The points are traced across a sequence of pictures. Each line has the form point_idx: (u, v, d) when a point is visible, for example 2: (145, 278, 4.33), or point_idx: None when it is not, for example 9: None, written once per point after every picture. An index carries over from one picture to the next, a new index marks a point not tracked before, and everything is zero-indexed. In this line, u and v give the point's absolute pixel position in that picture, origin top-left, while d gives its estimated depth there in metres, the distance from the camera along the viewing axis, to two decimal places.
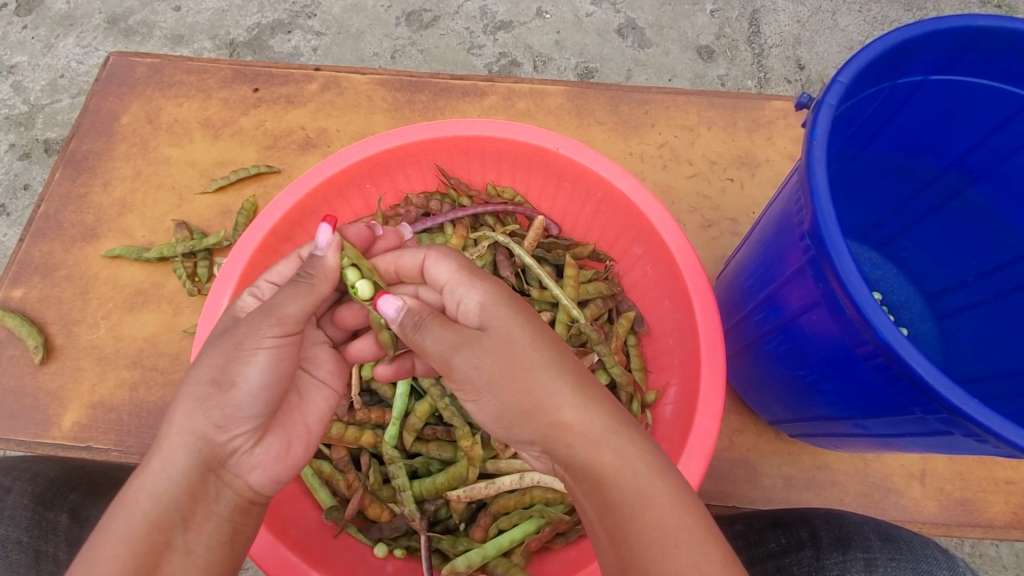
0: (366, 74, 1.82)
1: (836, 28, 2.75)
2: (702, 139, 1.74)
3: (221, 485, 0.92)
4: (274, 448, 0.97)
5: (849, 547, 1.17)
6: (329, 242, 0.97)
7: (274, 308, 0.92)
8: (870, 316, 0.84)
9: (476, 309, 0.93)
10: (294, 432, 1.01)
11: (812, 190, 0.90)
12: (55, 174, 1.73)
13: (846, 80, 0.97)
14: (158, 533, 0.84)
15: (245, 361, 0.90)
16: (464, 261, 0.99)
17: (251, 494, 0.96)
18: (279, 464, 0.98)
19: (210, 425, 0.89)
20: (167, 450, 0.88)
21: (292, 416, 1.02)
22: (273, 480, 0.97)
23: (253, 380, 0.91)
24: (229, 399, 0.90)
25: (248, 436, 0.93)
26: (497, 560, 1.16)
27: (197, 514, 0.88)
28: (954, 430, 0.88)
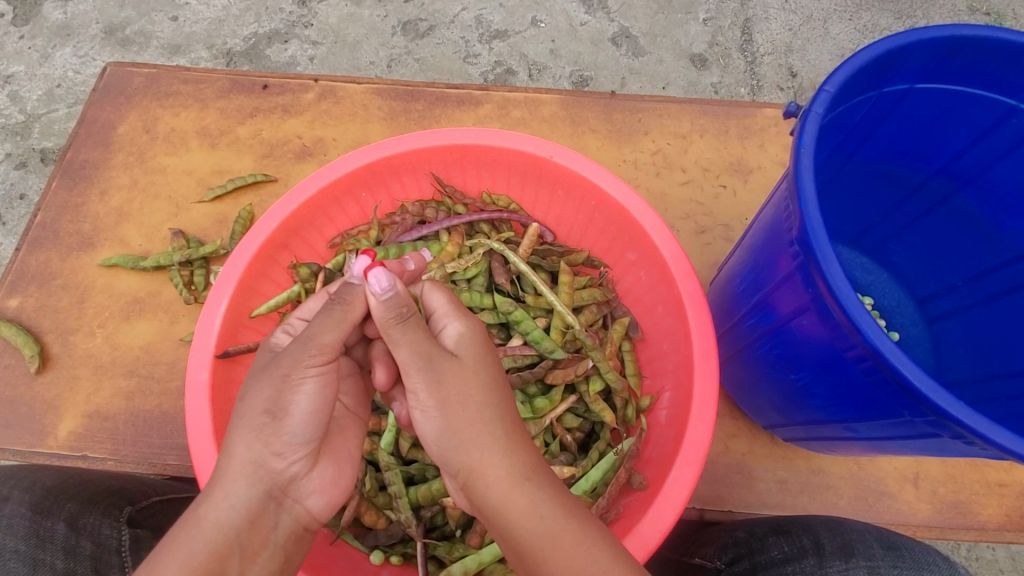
0: (362, 83, 1.84)
1: (827, 36, 2.78)
2: (695, 147, 1.76)
3: (280, 513, 0.92)
4: (327, 474, 0.99)
5: (851, 555, 1.18)
6: (363, 271, 1.01)
7: (313, 339, 0.92)
8: (858, 319, 0.86)
9: (455, 338, 0.97)
10: (341, 456, 1.03)
11: (800, 197, 0.91)
12: (53, 183, 1.74)
13: (832, 88, 0.98)
14: (216, 562, 0.83)
15: (297, 391, 0.91)
16: (458, 299, 1.03)
17: (307, 519, 0.96)
18: (333, 489, 0.99)
19: (267, 454, 0.90)
20: (228, 481, 0.88)
21: (337, 440, 1.04)
22: (327, 504, 0.99)
23: (305, 409, 0.92)
24: (288, 429, 0.91)
25: (302, 463, 0.94)
26: (493, 566, 1.16)
27: (256, 543, 0.88)
28: (942, 432, 0.89)
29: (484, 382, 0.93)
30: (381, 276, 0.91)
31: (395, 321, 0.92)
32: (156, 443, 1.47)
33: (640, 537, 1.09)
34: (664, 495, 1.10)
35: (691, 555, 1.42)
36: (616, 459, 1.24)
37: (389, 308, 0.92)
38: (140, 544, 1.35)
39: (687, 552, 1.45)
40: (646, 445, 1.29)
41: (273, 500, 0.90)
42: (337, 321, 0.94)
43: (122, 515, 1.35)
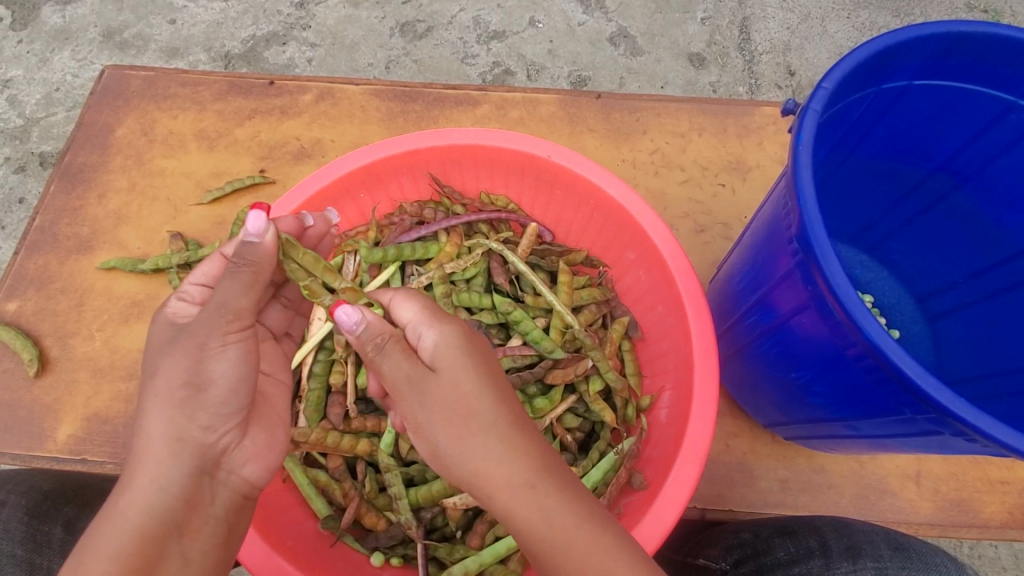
0: (359, 84, 1.84)
1: (825, 34, 2.78)
2: (694, 146, 1.76)
3: (215, 485, 0.92)
4: (259, 440, 1.00)
5: (859, 556, 1.17)
6: (262, 227, 0.95)
7: (226, 305, 0.92)
8: (858, 317, 0.85)
9: (432, 350, 0.92)
10: (271, 421, 1.04)
11: (799, 195, 0.91)
12: (51, 187, 1.74)
13: (830, 86, 0.98)
14: (151, 546, 0.83)
15: (217, 359, 0.92)
16: (428, 304, 0.97)
17: (250, 490, 0.97)
18: (268, 455, 1.00)
19: (192, 428, 0.90)
20: (153, 464, 0.87)
21: (265, 407, 1.04)
22: (266, 470, 1.00)
23: (228, 378, 0.93)
24: (210, 398, 0.91)
25: (230, 433, 0.94)
26: (494, 567, 1.15)
27: (193, 520, 0.88)
28: (944, 430, 0.89)
29: (476, 379, 0.91)
30: (346, 314, 0.91)
31: (373, 349, 0.92)
32: None
33: (642, 536, 1.08)
34: (664, 495, 1.10)
35: (695, 556, 1.43)
36: (616, 459, 1.23)
37: (365, 341, 0.92)
38: None
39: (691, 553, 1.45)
40: (645, 444, 1.29)
41: (207, 474, 0.91)
42: (246, 283, 0.94)
43: None
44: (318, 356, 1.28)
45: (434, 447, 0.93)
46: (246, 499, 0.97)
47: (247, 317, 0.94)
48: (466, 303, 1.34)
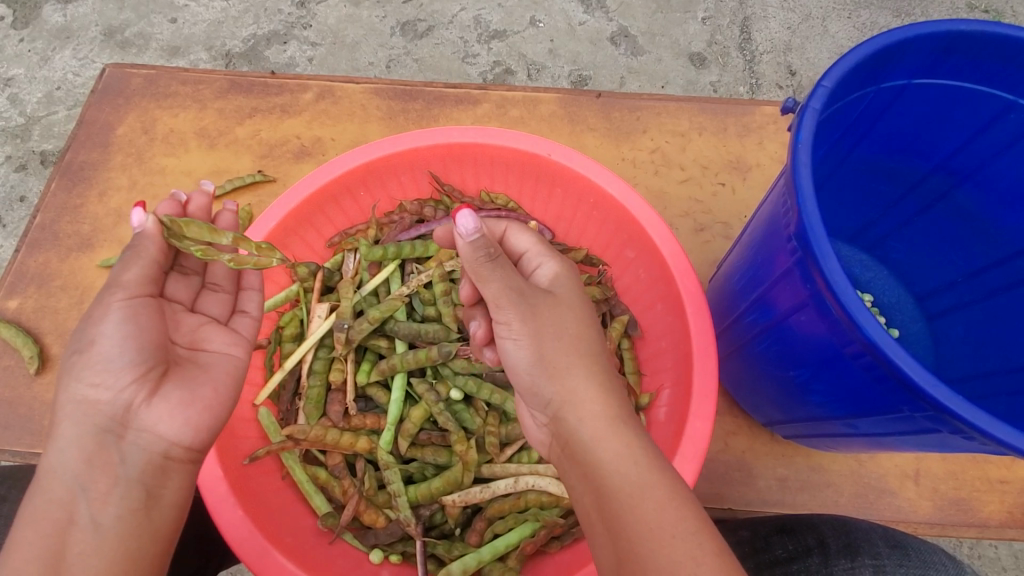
0: (360, 83, 1.84)
1: (826, 34, 2.78)
2: (694, 145, 1.76)
3: (124, 445, 0.93)
4: (176, 397, 0.97)
5: (857, 554, 1.18)
6: (142, 220, 1.02)
7: (114, 281, 0.99)
8: (856, 314, 0.85)
9: (550, 277, 1.05)
10: (197, 380, 1.01)
11: (798, 192, 0.91)
12: (52, 185, 1.74)
13: (830, 84, 0.98)
14: (61, 509, 0.88)
15: (110, 322, 0.95)
16: (541, 239, 1.11)
17: (166, 449, 0.95)
18: (184, 411, 0.97)
19: (83, 388, 0.92)
20: (67, 430, 0.92)
21: (194, 370, 1.02)
22: (183, 425, 0.97)
23: (124, 337, 0.94)
24: (106, 358, 0.93)
25: (140, 390, 0.94)
26: (493, 565, 1.15)
27: (100, 483, 0.90)
28: (942, 428, 0.89)
29: (583, 316, 1.00)
30: (469, 219, 0.93)
31: (486, 259, 0.95)
32: None
33: None
34: None
35: None
36: None
37: (478, 248, 0.94)
38: None
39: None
40: None
41: (112, 434, 0.92)
42: (126, 259, 1.01)
43: None
44: (319, 352, 1.30)
45: (521, 361, 0.98)
46: (165, 460, 0.96)
47: (135, 287, 0.99)
48: None
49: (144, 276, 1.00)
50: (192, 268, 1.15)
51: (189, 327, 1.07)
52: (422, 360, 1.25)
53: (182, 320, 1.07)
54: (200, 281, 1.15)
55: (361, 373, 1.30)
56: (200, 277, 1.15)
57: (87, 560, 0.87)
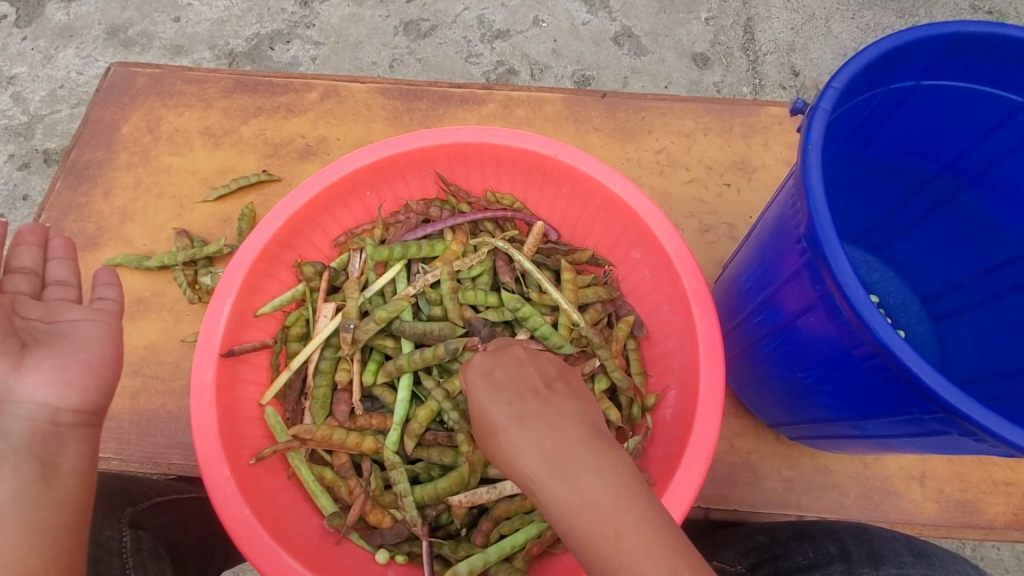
0: (365, 82, 1.84)
1: (830, 35, 2.78)
2: (699, 145, 1.76)
3: (4, 420, 0.93)
4: (43, 367, 0.96)
5: (880, 562, 1.30)
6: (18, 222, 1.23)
7: None
8: (867, 316, 0.85)
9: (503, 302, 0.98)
10: (69, 348, 1.01)
11: (808, 193, 0.91)
12: (57, 183, 1.74)
13: (840, 85, 0.98)
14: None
15: None
16: None
17: (54, 414, 0.96)
18: (58, 376, 0.97)
19: None
20: None
21: (60, 339, 1.02)
22: (70, 389, 0.97)
23: None
24: None
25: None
26: (499, 565, 1.15)
27: None
28: (951, 430, 0.89)
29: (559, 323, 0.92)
30: None
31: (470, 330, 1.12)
32: (160, 442, 1.47)
33: None
34: (671, 494, 1.10)
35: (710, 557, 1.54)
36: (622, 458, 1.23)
37: None
38: (141, 545, 1.32)
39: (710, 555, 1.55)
40: (650, 443, 1.28)
41: None
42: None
43: (124, 517, 1.32)
44: (325, 352, 1.30)
45: None
46: (56, 427, 0.96)
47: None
48: (471, 301, 1.33)
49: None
50: (35, 270, 1.18)
51: (39, 309, 1.07)
52: (428, 359, 1.25)
53: (30, 305, 1.07)
54: (42, 282, 1.17)
55: (368, 373, 1.30)
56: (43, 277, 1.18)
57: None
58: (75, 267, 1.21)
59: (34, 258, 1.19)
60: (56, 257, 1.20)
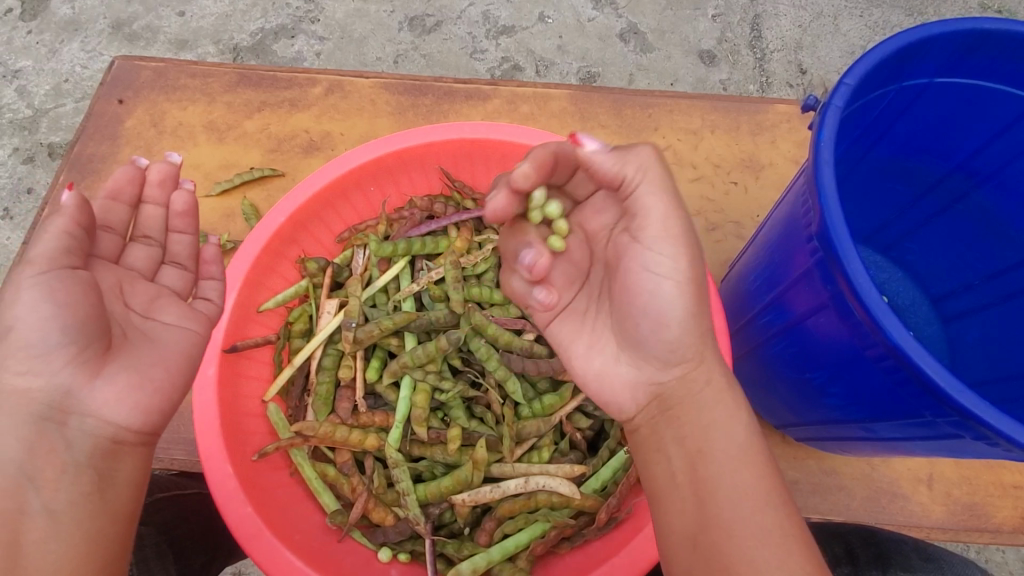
0: (369, 77, 1.83)
1: (837, 32, 2.76)
2: (706, 143, 1.75)
3: (68, 432, 0.92)
4: (119, 382, 0.95)
5: None
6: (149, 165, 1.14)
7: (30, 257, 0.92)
8: (880, 317, 0.84)
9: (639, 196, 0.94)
10: (143, 362, 0.98)
11: (821, 192, 0.89)
12: (60, 177, 1.74)
13: (852, 81, 0.96)
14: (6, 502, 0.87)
15: (18, 303, 0.90)
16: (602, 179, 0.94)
17: (115, 433, 0.95)
18: (133, 396, 0.95)
19: (9, 375, 0.90)
20: (8, 421, 0.89)
21: (138, 348, 0.98)
22: (139, 411, 0.96)
23: (31, 317, 0.90)
24: (13, 338, 0.90)
25: (76, 374, 0.91)
26: (503, 565, 1.13)
27: (48, 470, 0.90)
28: (965, 433, 0.87)
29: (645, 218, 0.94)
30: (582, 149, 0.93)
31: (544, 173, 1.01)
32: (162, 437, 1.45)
33: (652, 535, 1.07)
34: None
35: None
36: (627, 457, 1.22)
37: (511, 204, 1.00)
38: (143, 542, 1.31)
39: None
40: None
41: (52, 420, 0.91)
42: (113, 212, 1.09)
43: None
44: (327, 349, 1.30)
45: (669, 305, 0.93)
46: (114, 444, 0.95)
47: (43, 261, 0.92)
48: (476, 298, 1.33)
49: (55, 247, 0.93)
50: (156, 239, 1.15)
51: (140, 296, 1.05)
52: (432, 354, 1.23)
53: (133, 289, 1.05)
54: (161, 255, 1.15)
55: (371, 370, 1.28)
56: (161, 250, 1.16)
57: (46, 546, 0.88)
58: (194, 246, 1.19)
59: (158, 227, 1.15)
60: (178, 230, 1.17)
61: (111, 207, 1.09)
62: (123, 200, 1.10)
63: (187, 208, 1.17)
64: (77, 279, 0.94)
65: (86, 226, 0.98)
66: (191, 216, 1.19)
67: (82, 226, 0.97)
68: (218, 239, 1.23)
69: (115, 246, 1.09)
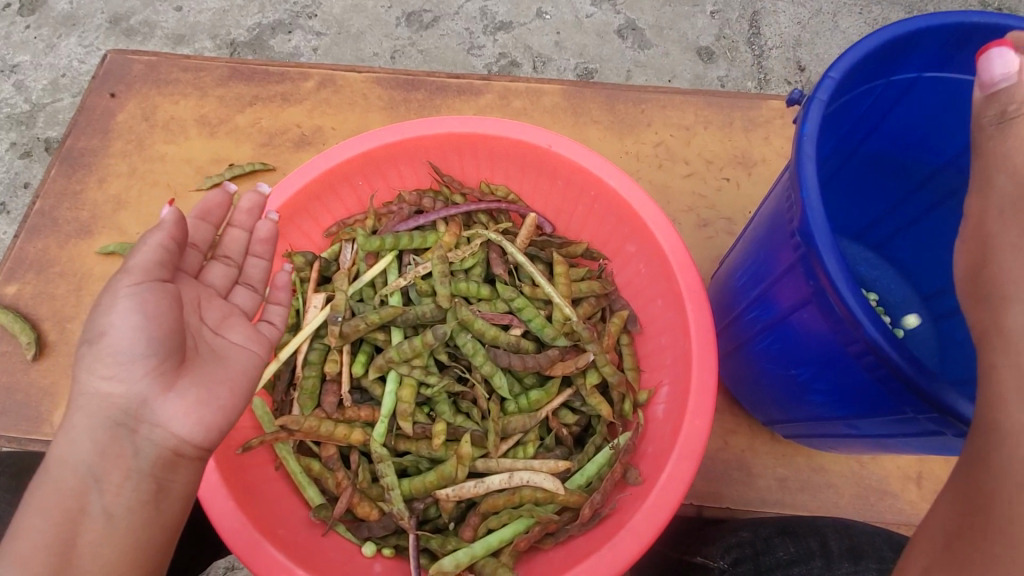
0: (362, 72, 1.82)
1: (837, 29, 2.74)
2: (699, 139, 1.74)
3: (137, 438, 0.94)
4: (190, 396, 0.97)
5: (861, 557, 1.20)
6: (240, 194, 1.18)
7: (131, 268, 1.00)
8: (860, 312, 0.83)
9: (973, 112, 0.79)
10: (214, 379, 1.01)
11: (803, 186, 0.88)
12: (52, 171, 1.74)
13: (837, 75, 0.96)
14: (72, 499, 0.90)
15: (110, 312, 0.96)
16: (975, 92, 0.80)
17: (177, 445, 0.96)
18: (203, 411, 0.98)
19: (95, 379, 0.95)
20: (88, 423, 0.94)
21: (209, 365, 1.02)
22: (203, 426, 0.98)
23: (120, 327, 0.95)
24: (103, 346, 0.95)
25: (153, 384, 0.95)
26: (486, 560, 1.13)
27: (114, 474, 0.92)
28: (946, 430, 0.87)
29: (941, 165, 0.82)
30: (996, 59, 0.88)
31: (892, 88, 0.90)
32: None
33: (634, 531, 1.07)
34: (659, 491, 1.09)
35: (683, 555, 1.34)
36: (612, 453, 1.22)
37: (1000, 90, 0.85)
38: None
39: (688, 550, 1.33)
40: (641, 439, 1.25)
41: (126, 426, 0.94)
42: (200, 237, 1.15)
43: None
44: (315, 343, 1.30)
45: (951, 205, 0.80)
46: (176, 455, 0.97)
47: (140, 273, 1.00)
48: (463, 293, 1.32)
49: (150, 260, 1.01)
50: (235, 260, 1.21)
51: (213, 314, 1.11)
52: (418, 349, 1.24)
53: (207, 309, 1.11)
54: (237, 276, 1.21)
55: (357, 365, 1.28)
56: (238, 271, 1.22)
57: (97, 549, 0.89)
58: (267, 271, 1.25)
59: (239, 249, 1.21)
60: (256, 255, 1.24)
61: (199, 226, 1.16)
62: (212, 222, 1.17)
63: (269, 237, 1.24)
64: (164, 295, 1.00)
65: (181, 243, 1.06)
66: (271, 244, 1.26)
67: (177, 241, 1.06)
68: (289, 269, 1.31)
69: (198, 263, 1.16)
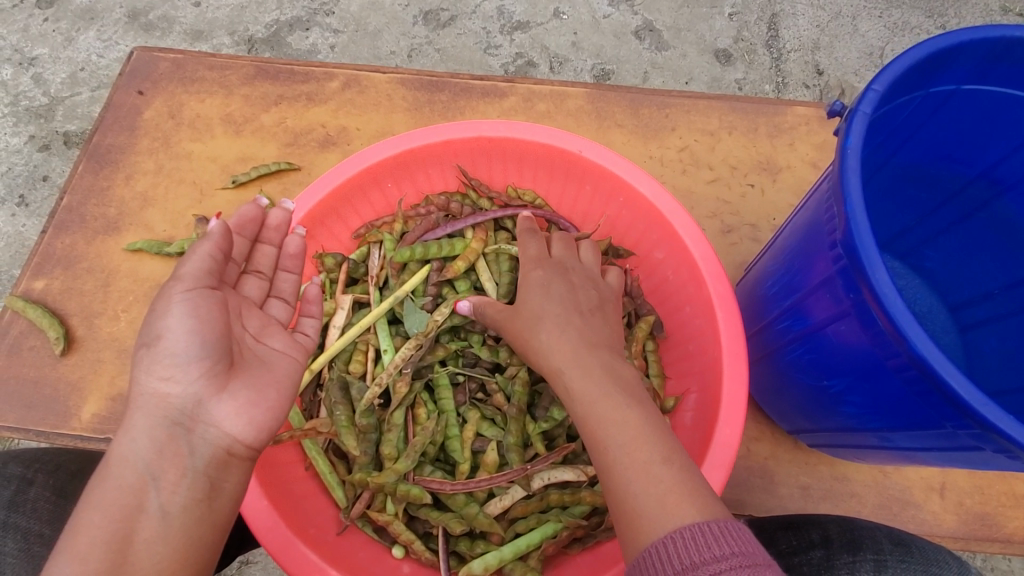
0: (386, 73, 1.83)
1: (856, 33, 2.72)
2: (723, 144, 1.73)
3: (193, 437, 0.95)
4: (241, 397, 0.99)
5: (860, 548, 1.18)
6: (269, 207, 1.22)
7: (184, 275, 1.03)
8: (903, 327, 0.83)
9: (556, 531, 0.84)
10: (263, 380, 1.04)
11: (846, 199, 0.89)
12: (79, 167, 1.75)
13: (881, 88, 0.95)
14: (131, 496, 0.90)
15: (165, 317, 0.99)
16: None
17: (230, 443, 0.97)
18: (255, 412, 1.00)
19: (153, 381, 0.97)
20: (144, 422, 0.95)
21: (257, 370, 1.04)
22: (253, 427, 0.99)
23: (175, 330, 0.98)
24: (160, 350, 0.97)
25: (206, 385, 0.97)
26: (514, 563, 1.14)
27: (170, 472, 0.92)
28: (985, 446, 0.86)
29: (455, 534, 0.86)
30: None
31: None
32: None
33: None
34: None
35: None
36: None
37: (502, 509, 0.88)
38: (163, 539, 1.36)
39: None
40: None
41: (182, 426, 0.95)
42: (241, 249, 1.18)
43: None
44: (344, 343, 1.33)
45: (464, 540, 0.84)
46: (228, 454, 0.97)
47: (191, 280, 1.03)
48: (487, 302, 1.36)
49: (200, 268, 1.04)
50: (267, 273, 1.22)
51: (254, 322, 1.13)
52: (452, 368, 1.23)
53: (249, 316, 1.12)
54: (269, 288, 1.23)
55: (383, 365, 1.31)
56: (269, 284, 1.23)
57: (151, 546, 0.88)
58: (298, 284, 1.27)
59: (270, 262, 1.22)
60: (287, 269, 1.26)
61: (237, 241, 1.17)
62: (247, 236, 1.19)
63: (299, 252, 1.26)
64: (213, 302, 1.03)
65: (225, 250, 1.09)
66: (299, 258, 1.28)
67: (222, 252, 1.08)
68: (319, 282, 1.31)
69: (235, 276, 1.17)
